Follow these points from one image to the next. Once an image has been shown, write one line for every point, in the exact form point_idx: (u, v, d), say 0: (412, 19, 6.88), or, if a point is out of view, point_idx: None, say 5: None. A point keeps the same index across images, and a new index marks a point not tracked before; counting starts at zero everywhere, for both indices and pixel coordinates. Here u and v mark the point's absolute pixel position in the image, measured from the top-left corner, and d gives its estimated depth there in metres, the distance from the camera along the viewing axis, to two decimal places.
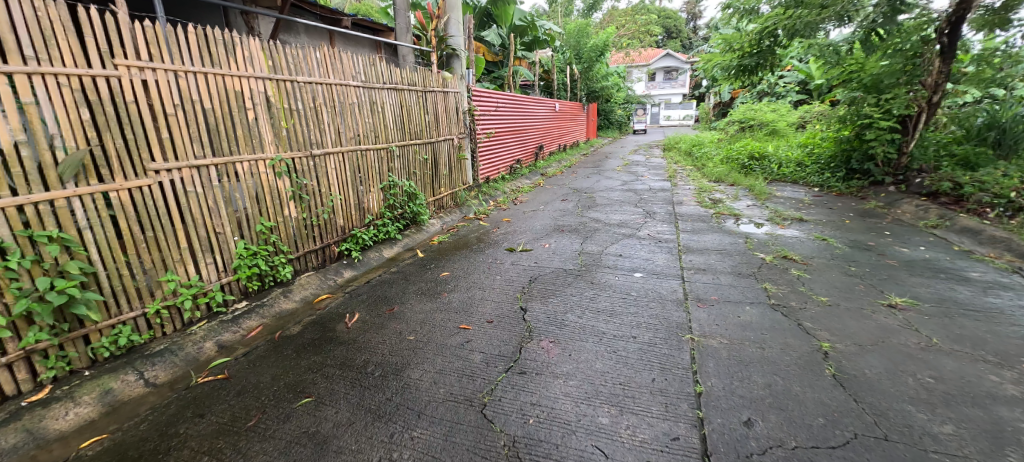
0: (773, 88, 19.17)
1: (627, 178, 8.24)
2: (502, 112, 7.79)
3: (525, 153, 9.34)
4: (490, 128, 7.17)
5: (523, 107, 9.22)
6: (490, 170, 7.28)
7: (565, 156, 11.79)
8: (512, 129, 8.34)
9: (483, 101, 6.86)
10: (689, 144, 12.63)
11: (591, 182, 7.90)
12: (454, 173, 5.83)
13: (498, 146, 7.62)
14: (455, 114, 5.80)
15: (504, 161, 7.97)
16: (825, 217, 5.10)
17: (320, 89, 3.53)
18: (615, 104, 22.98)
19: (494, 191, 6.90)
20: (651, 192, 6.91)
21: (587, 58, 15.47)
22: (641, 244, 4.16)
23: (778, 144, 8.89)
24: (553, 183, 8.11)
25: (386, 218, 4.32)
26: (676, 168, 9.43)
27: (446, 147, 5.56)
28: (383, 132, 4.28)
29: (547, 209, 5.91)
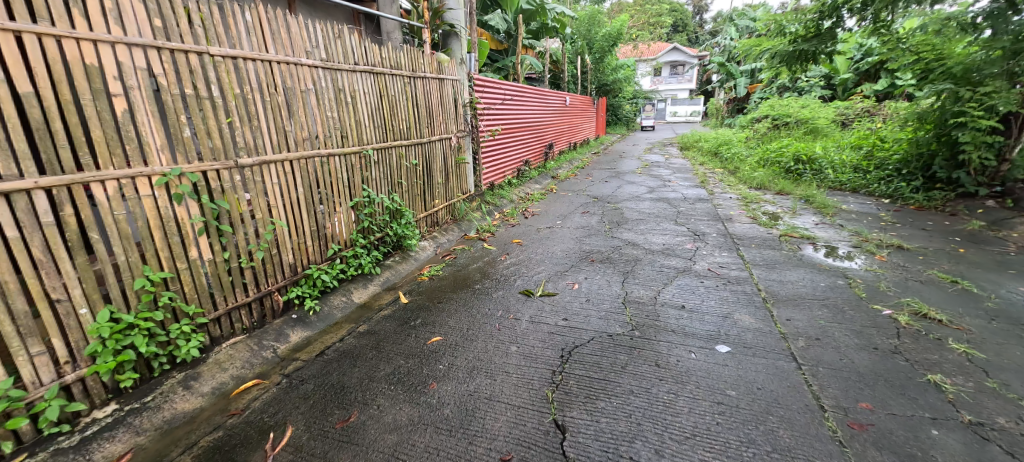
0: (794, 83, 18.01)
1: (652, 183, 7.11)
2: (509, 107, 6.64)
3: (534, 153, 8.22)
4: (495, 124, 6.04)
5: (532, 101, 8.07)
6: (495, 175, 6.16)
7: (576, 156, 10.66)
8: (520, 126, 7.20)
9: (487, 92, 5.72)
10: (711, 143, 11.47)
11: (613, 189, 6.77)
12: (451, 181, 4.70)
13: (504, 146, 6.49)
14: (453, 107, 4.66)
15: (510, 163, 6.83)
16: (926, 242, 3.98)
17: (253, 69, 2.39)
18: (624, 99, 21.79)
19: (500, 201, 5.77)
20: (687, 202, 5.79)
21: (599, 48, 14.26)
22: (704, 286, 3.05)
23: (824, 144, 7.75)
24: (567, 189, 6.99)
25: (357, 247, 3.19)
26: (706, 172, 8.30)
27: (442, 148, 4.44)
28: (355, 130, 3.14)
29: (566, 225, 4.80)
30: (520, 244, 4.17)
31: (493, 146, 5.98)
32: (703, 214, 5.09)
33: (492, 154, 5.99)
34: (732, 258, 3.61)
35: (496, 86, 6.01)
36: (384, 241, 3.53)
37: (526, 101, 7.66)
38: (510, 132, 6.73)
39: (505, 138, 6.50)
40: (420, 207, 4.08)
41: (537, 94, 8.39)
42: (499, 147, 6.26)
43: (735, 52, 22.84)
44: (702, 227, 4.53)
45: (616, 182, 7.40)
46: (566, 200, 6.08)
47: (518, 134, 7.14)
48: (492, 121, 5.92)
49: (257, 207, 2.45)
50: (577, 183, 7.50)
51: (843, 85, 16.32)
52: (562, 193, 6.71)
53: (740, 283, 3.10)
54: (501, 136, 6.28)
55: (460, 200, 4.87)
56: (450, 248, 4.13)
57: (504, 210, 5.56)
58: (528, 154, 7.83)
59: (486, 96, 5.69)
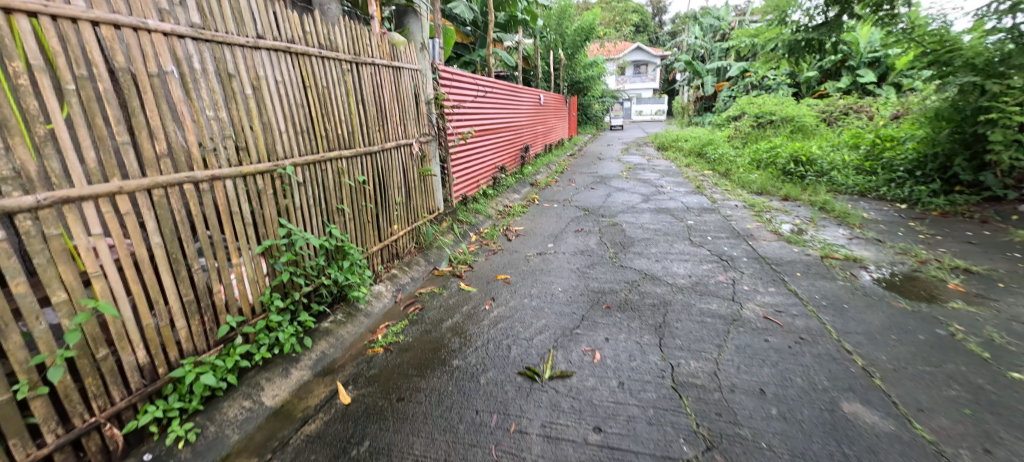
0: (760, 81, 18.16)
1: (644, 191, 6.33)
2: (480, 105, 5.65)
3: (509, 157, 7.28)
4: (465, 126, 5.03)
5: (505, 98, 7.11)
6: (467, 186, 5.16)
7: (553, 159, 9.82)
8: (493, 127, 6.22)
9: (454, 86, 4.71)
10: (692, 142, 10.97)
11: (602, 199, 5.93)
12: (413, 200, 3.66)
13: (477, 151, 5.51)
14: (412, 103, 3.62)
15: (484, 171, 5.84)
16: (990, 261, 3.35)
17: (29, 31, 1.28)
18: (593, 98, 21.32)
19: (475, 219, 4.78)
20: (691, 213, 5.02)
21: (571, 43, 13.54)
22: (772, 348, 2.21)
23: (819, 144, 7.27)
24: (551, 199, 6.08)
25: (271, 314, 2.12)
26: (696, 175, 7.64)
27: (400, 157, 3.40)
28: (261, 138, 2.07)
29: (560, 249, 3.88)
30: (508, 281, 3.19)
31: (463, 152, 4.97)
32: (717, 229, 4.31)
33: (462, 162, 4.97)
34: (783, 295, 2.80)
35: (464, 79, 5.01)
36: (316, 295, 2.47)
37: (499, 99, 6.70)
38: (483, 134, 5.74)
39: (477, 141, 5.50)
40: (370, 239, 3.02)
41: (510, 91, 7.45)
42: (471, 152, 5.26)
43: (701, 50, 22.95)
44: (725, 248, 3.73)
45: (603, 190, 6.59)
46: (553, 214, 5.18)
47: (491, 137, 6.16)
48: (461, 122, 4.90)
49: (54, 283, 1.36)
50: (559, 192, 6.61)
51: (808, 82, 16.56)
52: (546, 204, 5.79)
53: (817, 340, 2.27)
54: (473, 139, 5.27)
55: (425, 222, 3.85)
56: (414, 293, 3.10)
57: (481, 231, 4.59)
58: (503, 161, 6.88)
59: (452, 91, 4.67)
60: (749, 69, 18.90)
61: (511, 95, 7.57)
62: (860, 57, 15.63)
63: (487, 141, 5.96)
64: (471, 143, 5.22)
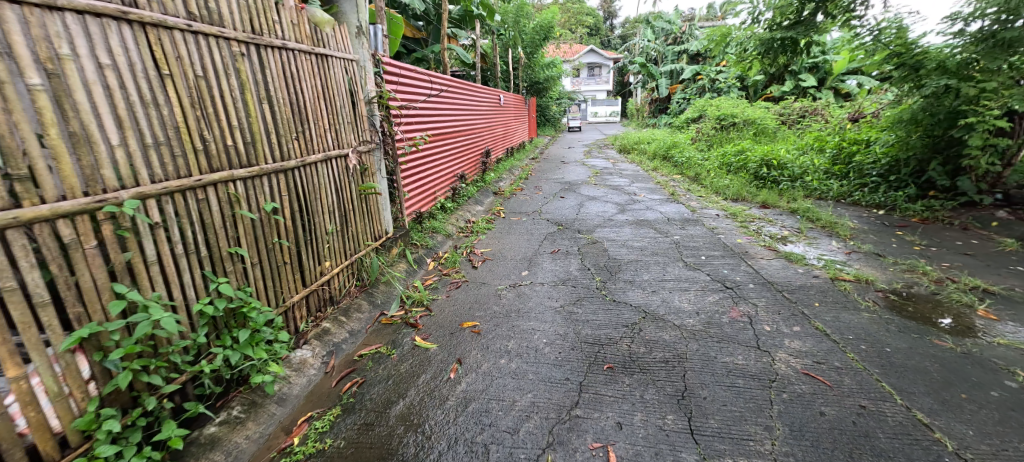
0: (713, 84, 18.68)
1: (618, 199, 5.84)
2: (435, 104, 4.89)
3: (468, 164, 6.56)
4: (417, 129, 4.26)
5: (462, 97, 6.37)
6: (421, 199, 4.39)
7: (515, 163, 9.20)
8: (450, 128, 5.46)
9: (402, 81, 3.93)
10: (655, 145, 10.77)
11: (574, 209, 5.37)
12: (351, 226, 2.87)
13: (432, 157, 4.74)
14: (345, 103, 2.82)
15: (441, 181, 5.08)
16: (1000, 277, 3.09)
17: None
18: (552, 100, 21.10)
19: (432, 240, 4.03)
20: (673, 226, 4.58)
21: (530, 41, 13.06)
22: (834, 428, 1.68)
23: (785, 147, 7.14)
24: (517, 211, 5.43)
25: (97, 445, 1.31)
26: (666, 180, 7.29)
27: (330, 173, 2.61)
28: (65, 159, 1.27)
29: (537, 278, 3.24)
30: (477, 331, 2.50)
31: (415, 159, 4.19)
32: (708, 245, 3.85)
33: (415, 171, 4.19)
34: (814, 337, 2.32)
35: (415, 74, 4.24)
36: (193, 389, 1.66)
37: (455, 97, 5.96)
38: (439, 137, 4.98)
39: (432, 146, 4.73)
40: (285, 287, 2.21)
41: (468, 89, 6.73)
42: (425, 159, 4.50)
43: (654, 53, 23.37)
44: (725, 271, 3.24)
45: (573, 198, 6.03)
46: (522, 230, 4.54)
47: (448, 141, 5.41)
48: (412, 124, 4.13)
49: None
50: (526, 202, 5.98)
51: (756, 86, 17.22)
52: (513, 218, 5.14)
53: (882, 409, 1.77)
54: (427, 144, 4.51)
55: (368, 252, 3.06)
56: (353, 355, 2.32)
57: (440, 255, 3.85)
58: (462, 168, 6.15)
59: (400, 87, 3.90)
60: (700, 72, 19.36)
61: (469, 94, 6.85)
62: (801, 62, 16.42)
63: (444, 145, 5.20)
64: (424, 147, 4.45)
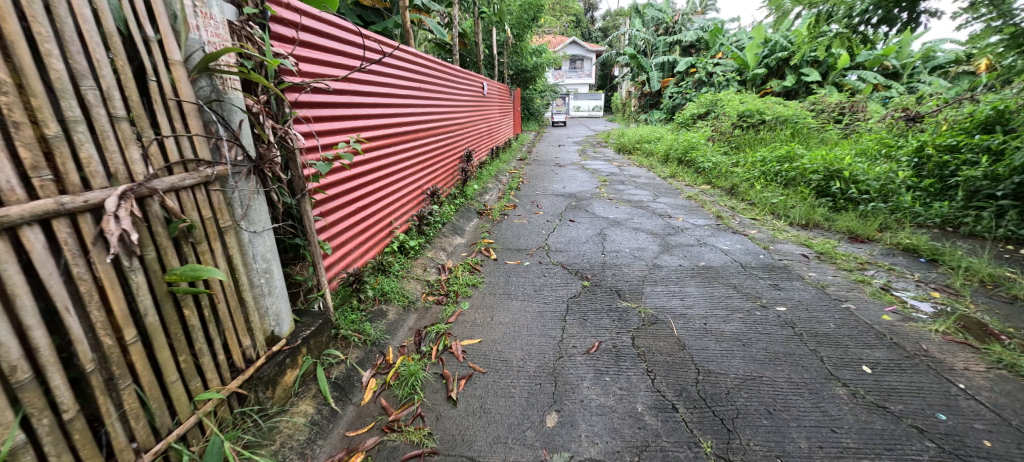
0: (709, 77, 17.52)
1: (651, 226, 4.19)
2: (383, 87, 3.12)
3: (441, 176, 4.80)
4: (350, 127, 2.50)
5: (429, 80, 4.57)
6: (361, 243, 2.67)
7: (503, 167, 7.50)
8: (411, 124, 3.70)
9: (313, 43, 2.18)
10: (664, 144, 9.23)
11: (597, 245, 3.69)
12: (134, 384, 1.14)
13: (382, 171, 3.01)
14: (103, 67, 1.07)
15: (397, 204, 3.34)
16: None
17: None
18: (537, 93, 19.50)
19: (375, 325, 2.27)
20: (758, 279, 2.97)
21: (517, 21, 11.36)
22: None
23: (844, 152, 5.65)
24: (512, 247, 3.72)
25: None
26: (697, 192, 5.70)
27: (7, 274, 0.88)
28: None
29: (583, 441, 1.58)
30: None
31: (347, 178, 2.46)
32: (851, 334, 2.26)
33: (347, 199, 2.47)
34: None
35: (342, 34, 2.49)
36: None
37: (419, 80, 4.18)
38: (393, 139, 3.23)
39: (381, 153, 3.01)
40: None
41: (436, 70, 4.94)
42: (367, 176, 2.76)
43: (643, 44, 21.96)
44: (945, 419, 1.66)
45: (589, 223, 4.34)
46: (527, 292, 2.84)
47: (408, 143, 3.65)
48: (340, 118, 2.39)
49: None
50: (523, 229, 4.26)
51: (755, 80, 16.18)
52: (509, 261, 3.42)
53: None
54: (369, 150, 2.77)
55: (200, 420, 1.32)
56: None
57: (388, 361, 2.10)
58: (432, 179, 4.41)
59: (308, 52, 2.14)
60: (695, 65, 18.11)
61: (438, 77, 5.05)
62: (803, 55, 15.40)
63: (401, 149, 3.44)
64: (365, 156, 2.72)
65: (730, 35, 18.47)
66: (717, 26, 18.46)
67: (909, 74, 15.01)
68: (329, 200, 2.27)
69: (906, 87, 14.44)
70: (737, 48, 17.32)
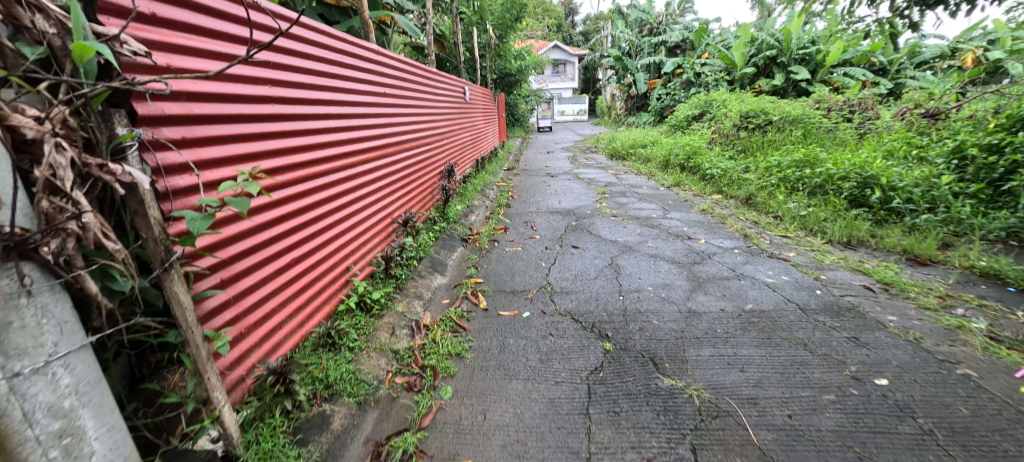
0: (697, 78, 17.14)
1: (671, 252, 3.49)
2: (323, 92, 2.41)
3: (417, 197, 4.06)
4: (266, 146, 1.79)
5: (392, 83, 3.85)
6: (298, 304, 1.95)
7: (489, 180, 6.77)
8: (367, 138, 2.99)
9: (189, 23, 1.47)
10: (661, 148, 8.62)
11: (611, 283, 2.96)
12: None
13: (328, 201, 2.30)
14: None
15: (357, 240, 2.63)
16: None
17: None
18: (521, 98, 18.84)
19: (305, 454, 1.50)
20: (830, 331, 2.27)
21: (499, 22, 10.67)
22: None
23: (869, 154, 5.07)
24: (506, 289, 2.95)
25: None
26: (710, 204, 5.06)
27: None
28: None
29: None
30: None
31: (267, 220, 1.75)
32: (1001, 429, 1.58)
33: (267, 250, 1.75)
34: None
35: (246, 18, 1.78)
36: None
37: (380, 85, 3.47)
38: (342, 158, 2.52)
39: (325, 177, 2.30)
40: None
41: (402, 73, 4.23)
42: (304, 212, 2.05)
43: (627, 46, 21.53)
44: None
45: (596, 251, 3.61)
46: (530, 366, 2.08)
47: (367, 161, 2.94)
48: (248, 136, 1.68)
49: None
50: (517, 261, 3.50)
51: (743, 80, 15.83)
52: (503, 311, 2.66)
53: None
54: (303, 176, 2.06)
55: None
56: None
57: None
58: (405, 202, 3.69)
59: (178, 35, 1.42)
60: (682, 66, 17.73)
61: (405, 81, 4.34)
62: (791, 53, 15.08)
63: (358, 170, 2.73)
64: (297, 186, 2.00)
65: (716, 34, 18.13)
66: (702, 25, 18.10)
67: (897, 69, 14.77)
68: (232, 259, 1.55)
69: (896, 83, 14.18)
70: (723, 47, 16.95)
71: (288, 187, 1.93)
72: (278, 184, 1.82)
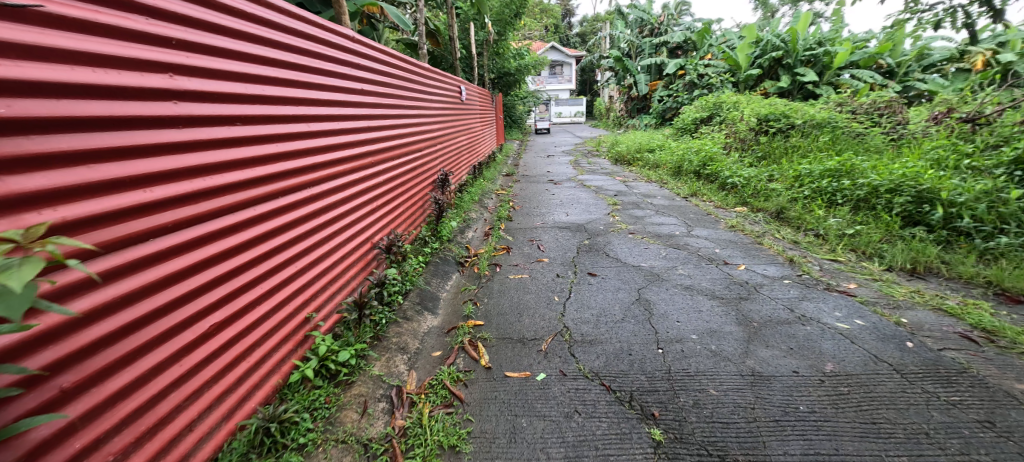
0: (700, 79, 16.65)
1: (708, 283, 2.91)
2: (259, 87, 1.86)
3: (405, 214, 3.51)
4: (144, 166, 1.25)
5: (370, 80, 3.29)
6: (220, 388, 1.44)
7: (488, 189, 6.17)
8: (330, 148, 2.43)
9: None
10: (671, 153, 8.07)
11: (644, 329, 2.37)
12: None
13: (267, 238, 1.76)
14: None
15: (319, 280, 2.08)
16: None
17: None
18: (518, 99, 18.28)
19: None
20: (950, 410, 1.70)
21: (497, 18, 10.08)
22: None
23: (915, 162, 4.53)
24: (513, 337, 2.35)
25: None
26: (737, 219, 4.50)
27: None
28: None
29: None
30: None
31: (158, 276, 1.25)
32: None
33: (163, 320, 1.27)
34: None
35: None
36: None
37: (350, 82, 2.91)
38: (294, 179, 2.01)
39: (268, 206, 1.79)
40: None
41: (383, 69, 3.66)
42: (225, 258, 1.52)
43: (627, 46, 21.05)
44: None
45: (618, 281, 3.01)
46: None
47: (330, 177, 2.39)
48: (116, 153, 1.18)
49: None
50: (524, 294, 2.89)
51: (747, 81, 15.37)
52: (510, 372, 2.05)
53: None
54: (225, 208, 1.55)
55: None
56: None
57: None
58: (388, 221, 3.13)
59: None
60: (685, 67, 17.23)
61: (388, 78, 3.78)
62: (797, 54, 14.64)
63: (315, 190, 2.18)
64: (214, 222, 1.50)
65: (718, 35, 17.69)
66: (705, 25, 17.65)
67: (906, 71, 14.40)
68: (92, 343, 1.07)
69: (905, 84, 13.78)
70: (727, 47, 16.49)
71: (199, 223, 1.43)
72: (179, 222, 1.35)
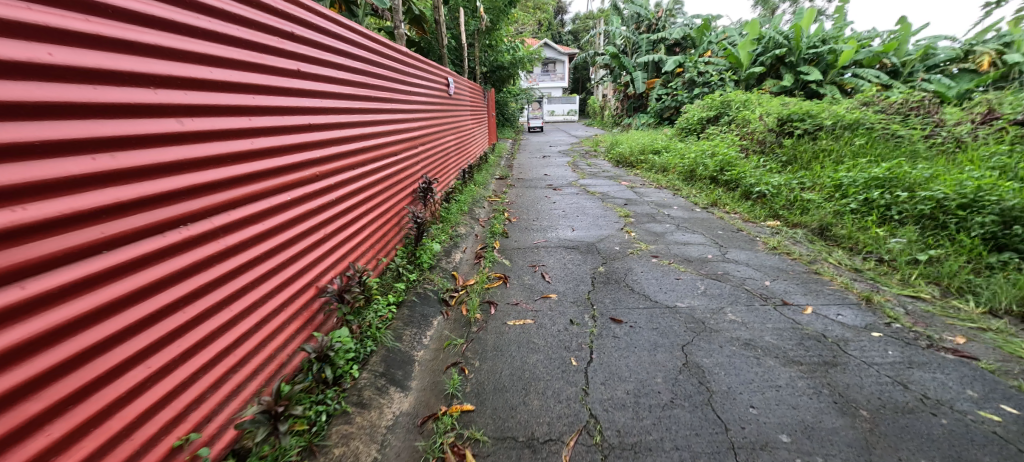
0: (699, 77, 16.03)
1: (773, 337, 2.19)
2: (74, 51, 1.05)
3: (376, 237, 2.75)
4: None
5: (332, 62, 2.47)
6: None
7: (480, 197, 5.40)
8: (248, 156, 1.61)
9: None
10: (681, 155, 7.37)
11: (707, 424, 1.63)
12: None
13: (86, 322, 1.02)
14: None
15: (182, 388, 1.25)
16: None
17: None
18: (511, 97, 17.54)
19: None
20: None
21: (490, 6, 9.27)
22: None
23: (979, 170, 3.86)
24: (516, 436, 1.59)
25: None
26: (775, 237, 3.80)
27: None
28: None
29: None
30: None
31: None
32: None
33: None
34: None
35: None
36: None
37: (295, 61, 2.08)
38: (177, 212, 1.27)
39: (104, 265, 1.06)
40: None
41: (352, 50, 2.82)
42: None
43: (623, 43, 20.39)
44: None
45: (653, 332, 2.26)
46: None
47: (250, 201, 1.60)
48: None
49: None
50: (529, 354, 2.13)
51: (749, 80, 14.77)
52: None
53: None
54: None
55: None
56: None
57: None
58: (345, 253, 2.30)
59: None
60: (684, 64, 16.60)
61: (360, 62, 2.95)
62: (800, 52, 14.09)
63: (199, 230, 1.34)
64: None
65: (718, 32, 17.05)
66: (705, 21, 17.00)
67: (911, 71, 13.91)
68: None
69: (911, 85, 13.29)
70: (728, 44, 15.87)
71: None
72: None
